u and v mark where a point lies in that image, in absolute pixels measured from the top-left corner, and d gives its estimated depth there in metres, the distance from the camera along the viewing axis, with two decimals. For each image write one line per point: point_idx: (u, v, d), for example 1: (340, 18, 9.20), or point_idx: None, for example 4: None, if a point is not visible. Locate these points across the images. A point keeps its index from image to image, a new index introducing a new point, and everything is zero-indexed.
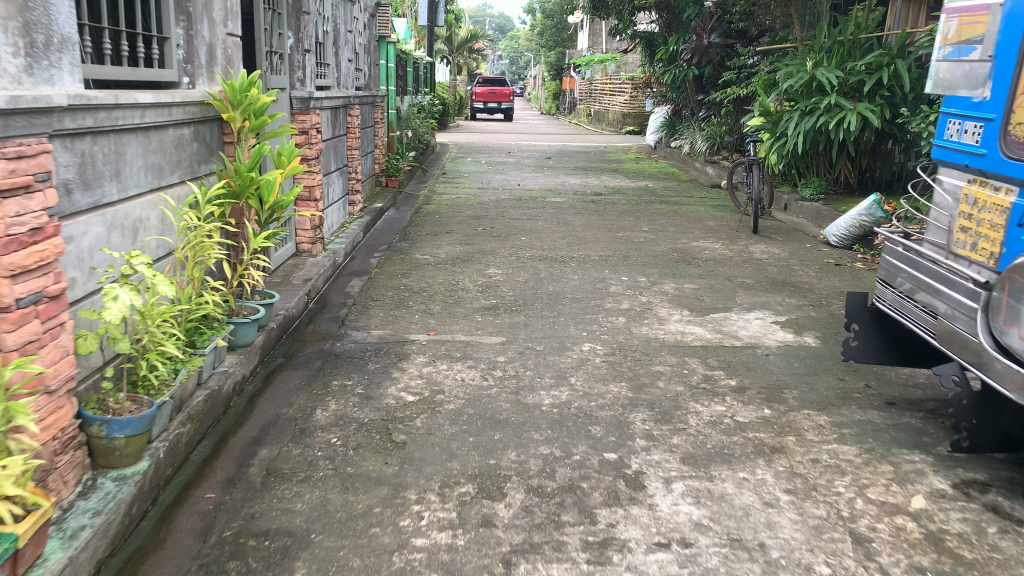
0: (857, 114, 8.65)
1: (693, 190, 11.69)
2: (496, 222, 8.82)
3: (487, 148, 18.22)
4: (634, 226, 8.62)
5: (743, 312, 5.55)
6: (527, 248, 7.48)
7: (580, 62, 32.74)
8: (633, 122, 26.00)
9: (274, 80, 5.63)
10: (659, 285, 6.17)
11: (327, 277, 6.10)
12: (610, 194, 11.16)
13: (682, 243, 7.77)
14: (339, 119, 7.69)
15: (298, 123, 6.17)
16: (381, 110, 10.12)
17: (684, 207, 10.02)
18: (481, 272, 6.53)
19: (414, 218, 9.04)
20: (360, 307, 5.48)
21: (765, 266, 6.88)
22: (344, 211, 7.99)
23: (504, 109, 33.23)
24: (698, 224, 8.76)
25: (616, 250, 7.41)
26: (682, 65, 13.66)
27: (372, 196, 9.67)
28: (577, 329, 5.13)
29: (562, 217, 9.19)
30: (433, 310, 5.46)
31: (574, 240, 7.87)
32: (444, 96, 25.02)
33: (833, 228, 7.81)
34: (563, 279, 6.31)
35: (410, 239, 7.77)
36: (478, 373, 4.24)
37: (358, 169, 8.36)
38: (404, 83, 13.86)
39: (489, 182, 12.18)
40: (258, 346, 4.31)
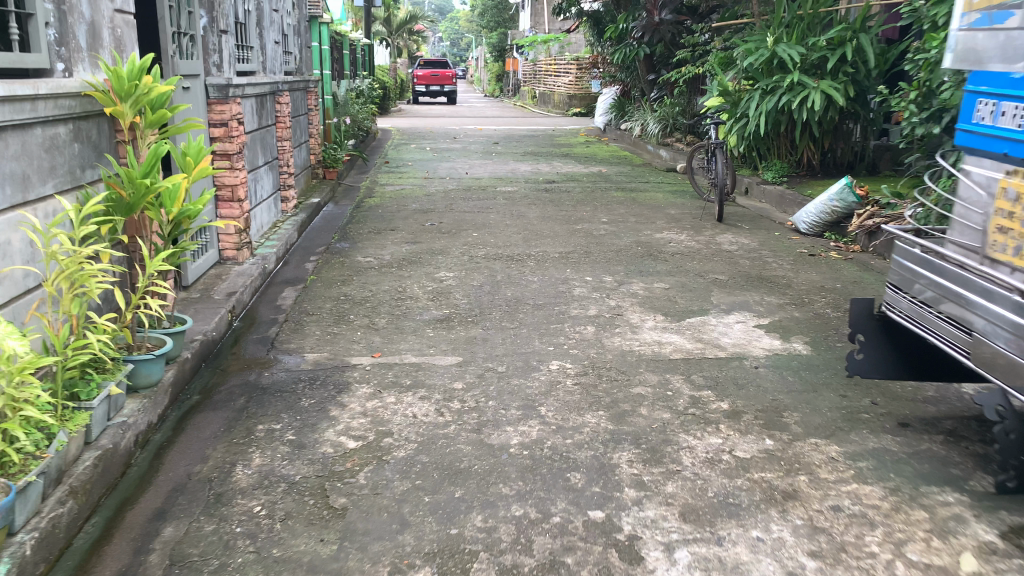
0: (821, 93, 8.23)
1: (649, 175, 11.20)
2: (444, 217, 8.17)
3: (431, 133, 17.48)
4: (592, 217, 8.07)
5: (721, 315, 5.04)
6: (480, 245, 6.86)
7: (523, 43, 32.09)
8: (579, 103, 25.49)
9: (184, 66, 4.88)
10: (628, 285, 5.63)
11: (256, 289, 5.39)
12: (563, 181, 10.59)
13: (645, 235, 7.25)
14: (267, 108, 6.93)
15: (216, 114, 5.44)
16: (314, 97, 9.34)
17: (642, 194, 9.50)
18: (430, 275, 5.89)
19: (354, 213, 8.31)
20: (293, 323, 4.80)
21: (736, 260, 6.40)
22: (276, 210, 7.24)
23: (447, 92, 32.37)
24: (660, 213, 8.25)
25: (576, 245, 6.85)
26: (632, 44, 13.10)
27: (308, 191, 8.90)
28: (542, 342, 4.54)
29: (515, 209, 8.59)
30: (377, 324, 4.81)
31: (529, 235, 7.28)
32: (384, 79, 24.08)
33: (802, 216, 7.39)
34: (522, 282, 5.72)
35: (350, 239, 7.07)
36: (432, 406, 3.63)
37: (290, 163, 7.61)
38: (340, 67, 13.03)
39: (434, 170, 11.48)
40: (168, 384, 3.62)
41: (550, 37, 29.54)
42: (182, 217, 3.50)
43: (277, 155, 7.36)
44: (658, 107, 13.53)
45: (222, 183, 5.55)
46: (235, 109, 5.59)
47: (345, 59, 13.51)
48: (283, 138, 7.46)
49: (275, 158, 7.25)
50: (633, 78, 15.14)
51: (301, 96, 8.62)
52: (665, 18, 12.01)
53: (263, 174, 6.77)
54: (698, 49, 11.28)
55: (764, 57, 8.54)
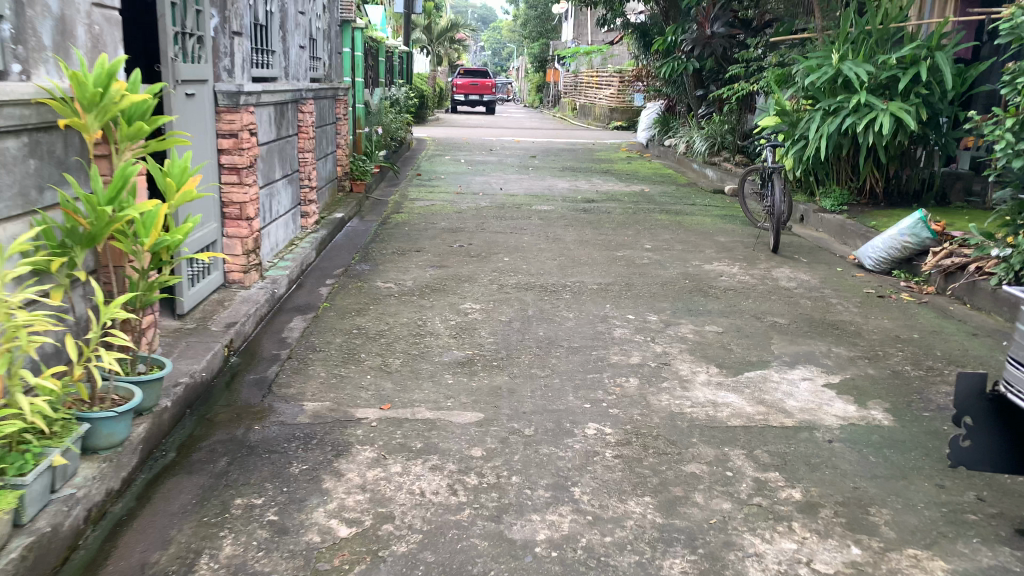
0: (891, 115, 7.54)
1: (694, 196, 10.54)
2: (474, 237, 7.61)
3: (466, 144, 16.99)
4: (634, 243, 7.46)
5: (784, 370, 4.40)
6: (511, 272, 6.29)
7: (565, 54, 31.57)
8: (620, 117, 24.86)
9: (187, 70, 4.40)
10: (675, 327, 5.00)
11: (260, 317, 4.88)
12: (603, 201, 9.99)
13: (693, 266, 6.62)
14: (287, 117, 6.46)
15: (225, 124, 4.97)
16: (343, 106, 8.86)
17: (688, 218, 8.87)
18: (455, 307, 5.33)
19: (378, 231, 7.78)
20: (297, 361, 4.26)
21: (797, 300, 5.76)
22: (294, 226, 6.75)
23: (485, 103, 31.95)
24: (708, 240, 7.62)
25: (617, 275, 6.25)
26: (680, 57, 12.42)
27: (331, 204, 8.41)
28: (577, 396, 3.94)
29: (551, 230, 8.00)
30: (391, 365, 4.25)
31: (566, 262, 6.69)
32: (422, 88, 23.72)
33: (868, 250, 6.69)
34: (556, 319, 5.12)
35: (371, 260, 6.53)
36: (444, 480, 3.04)
37: (312, 175, 7.13)
38: (375, 75, 12.59)
39: (468, 185, 10.97)
40: (139, 440, 3.09)
41: (592, 49, 28.91)
42: (159, 248, 3.06)
43: (298, 168, 6.87)
44: (707, 125, 12.89)
45: (230, 199, 5.07)
46: (247, 119, 5.12)
47: (380, 67, 13.09)
48: (305, 149, 6.97)
49: (296, 171, 6.79)
50: (679, 92, 14.48)
51: (328, 105, 8.15)
52: (717, 30, 11.43)
53: (280, 188, 6.29)
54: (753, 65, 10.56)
55: (827, 74, 7.86)
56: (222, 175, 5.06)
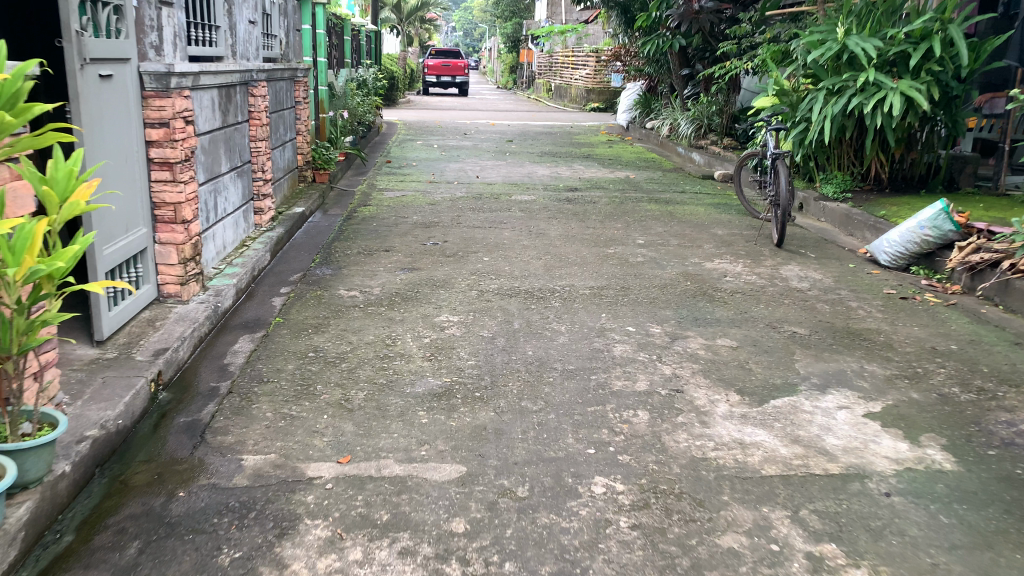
0: (901, 95, 6.93)
1: (682, 183, 9.89)
2: (449, 233, 6.90)
3: (438, 128, 16.21)
4: (625, 237, 6.81)
5: (814, 394, 3.77)
6: (492, 275, 5.61)
7: (539, 33, 30.73)
8: (597, 98, 24.14)
9: (101, 45, 3.62)
10: (682, 342, 4.36)
11: (198, 339, 4.16)
12: (587, 188, 9.32)
13: (692, 264, 5.98)
14: (235, 101, 5.68)
15: (153, 110, 4.18)
16: (303, 88, 8.08)
17: (679, 207, 8.23)
18: (429, 321, 4.64)
19: (343, 227, 7.04)
20: (239, 398, 3.56)
21: (813, 304, 5.14)
22: (246, 225, 6.00)
23: (458, 84, 31.06)
24: (705, 233, 6.99)
25: (610, 277, 5.59)
26: (666, 33, 11.70)
27: (292, 197, 7.65)
28: (578, 436, 3.28)
29: (533, 224, 7.31)
30: (353, 401, 3.56)
31: (552, 261, 6.01)
32: (391, 68, 22.81)
33: (883, 245, 6.08)
34: (545, 333, 4.44)
35: (333, 263, 5.80)
36: (417, 572, 2.38)
37: (266, 166, 6.36)
38: (339, 54, 11.76)
39: (441, 172, 10.25)
40: (18, 527, 2.38)
41: (566, 28, 28.09)
42: (37, 279, 2.31)
43: (249, 158, 6.11)
44: (694, 106, 12.23)
45: (162, 199, 4.32)
46: (182, 104, 4.35)
47: (346, 46, 12.24)
48: (258, 137, 6.20)
49: (247, 162, 6.04)
50: (662, 72, 13.79)
51: (285, 87, 7.36)
52: (705, 5, 10.80)
53: (227, 182, 5.54)
54: (746, 42, 9.88)
55: (833, 50, 7.21)
56: (152, 171, 4.29)
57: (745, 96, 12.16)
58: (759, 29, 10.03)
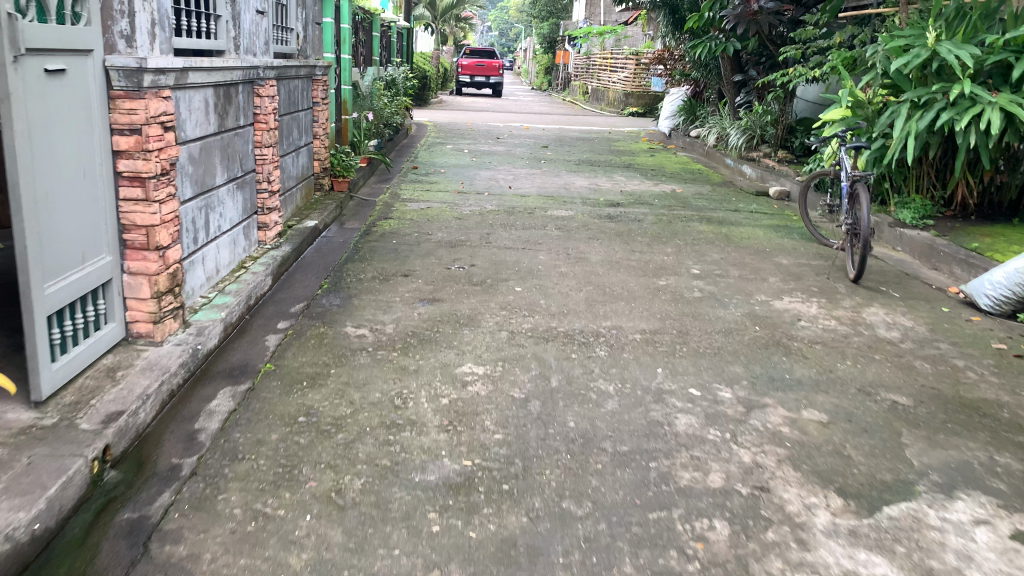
0: (1000, 110, 6.01)
1: (735, 200, 9.03)
2: (477, 255, 6.13)
3: (471, 131, 15.47)
4: (678, 266, 5.99)
5: (941, 499, 2.91)
6: (525, 312, 4.81)
7: (577, 34, 29.90)
8: (635, 102, 23.21)
9: (46, 33, 2.91)
10: (760, 413, 3.55)
11: (168, 395, 3.43)
12: (631, 204, 8.50)
13: (759, 303, 5.17)
14: (234, 102, 4.97)
15: (121, 114, 3.46)
16: (322, 88, 7.38)
17: (736, 231, 7.39)
18: (448, 374, 3.85)
19: (358, 245, 6.31)
20: (203, 485, 2.81)
21: (911, 361, 4.28)
22: (246, 243, 5.29)
23: (492, 84, 30.29)
24: (769, 264, 6.16)
25: (664, 317, 4.79)
26: (719, 36, 10.81)
27: (305, 208, 6.94)
28: (638, 563, 2.46)
29: (571, 247, 6.51)
30: (346, 493, 2.78)
31: (595, 294, 5.21)
32: (423, 66, 22.11)
33: (985, 287, 5.17)
34: (590, 395, 3.65)
35: (343, 292, 5.05)
36: None
37: (272, 176, 5.64)
38: (367, 52, 11.06)
39: (472, 181, 9.50)
40: None
41: (605, 29, 27.17)
42: None
43: (252, 167, 5.39)
44: (747, 114, 11.40)
45: (132, 221, 3.60)
46: (160, 107, 3.62)
47: (374, 43, 11.54)
48: (265, 143, 5.49)
49: (250, 171, 5.34)
50: (711, 77, 12.87)
51: (298, 87, 6.65)
52: (766, 5, 9.66)
53: (224, 196, 4.82)
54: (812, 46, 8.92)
55: (920, 58, 6.27)
56: (121, 189, 3.57)
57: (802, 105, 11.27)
58: (828, 32, 9.09)
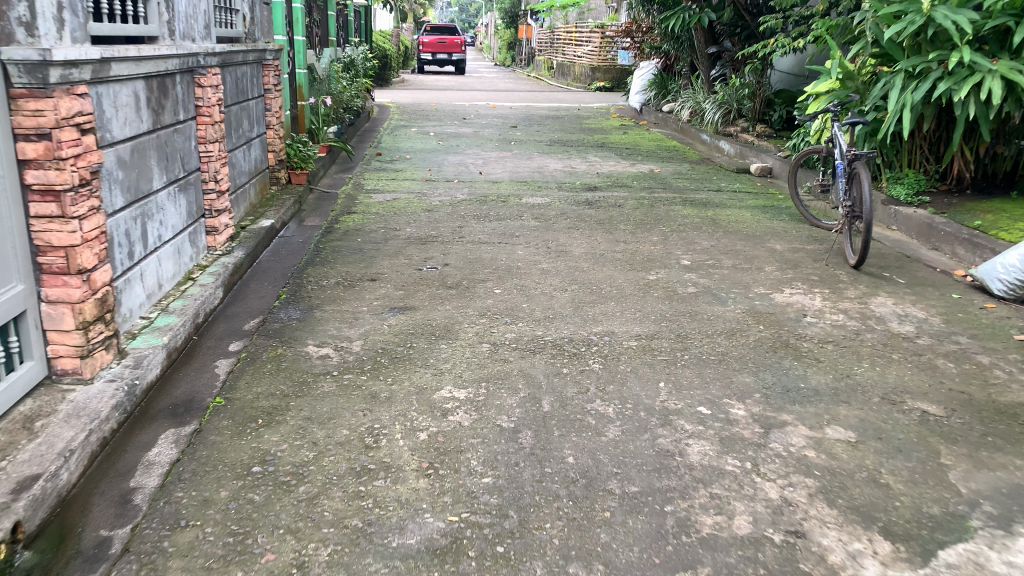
0: (1000, 79, 5.64)
1: (716, 179, 8.64)
2: (450, 252, 5.65)
3: (436, 112, 14.89)
4: (667, 257, 5.58)
5: (1001, 537, 2.53)
6: (507, 318, 4.36)
7: (539, 8, 29.25)
8: (602, 77, 22.70)
9: None
10: (779, 434, 3.15)
11: (98, 445, 2.94)
12: (609, 187, 8.07)
13: (758, 297, 4.77)
14: (171, 94, 4.42)
15: (24, 117, 2.90)
16: (274, 73, 6.81)
17: (723, 214, 7.00)
18: (424, 400, 3.39)
19: (320, 245, 5.80)
20: (137, 568, 2.35)
21: (933, 360, 3.91)
22: (193, 250, 4.76)
23: (454, 62, 29.54)
24: (763, 251, 5.77)
25: (659, 319, 4.37)
26: (692, 6, 10.31)
27: (261, 206, 6.39)
28: None
29: (550, 240, 6.07)
30: (309, 569, 2.35)
31: (581, 294, 4.77)
32: (383, 45, 21.35)
33: (997, 271, 4.82)
34: (588, 419, 3.22)
35: (303, 302, 4.55)
36: None
37: (220, 175, 5.09)
38: (322, 33, 10.44)
39: (440, 167, 9.00)
40: None
41: (568, 2, 26.56)
42: None
43: (196, 166, 4.83)
44: (722, 88, 11.03)
45: (47, 242, 3.06)
46: (75, 106, 3.06)
47: (330, 23, 10.92)
48: (211, 138, 4.94)
49: (194, 170, 4.80)
50: (682, 50, 12.45)
51: (245, 73, 6.06)
52: None
53: (164, 201, 4.27)
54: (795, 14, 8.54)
55: (915, 24, 5.87)
56: (31, 204, 3.02)
57: (778, 77, 10.94)
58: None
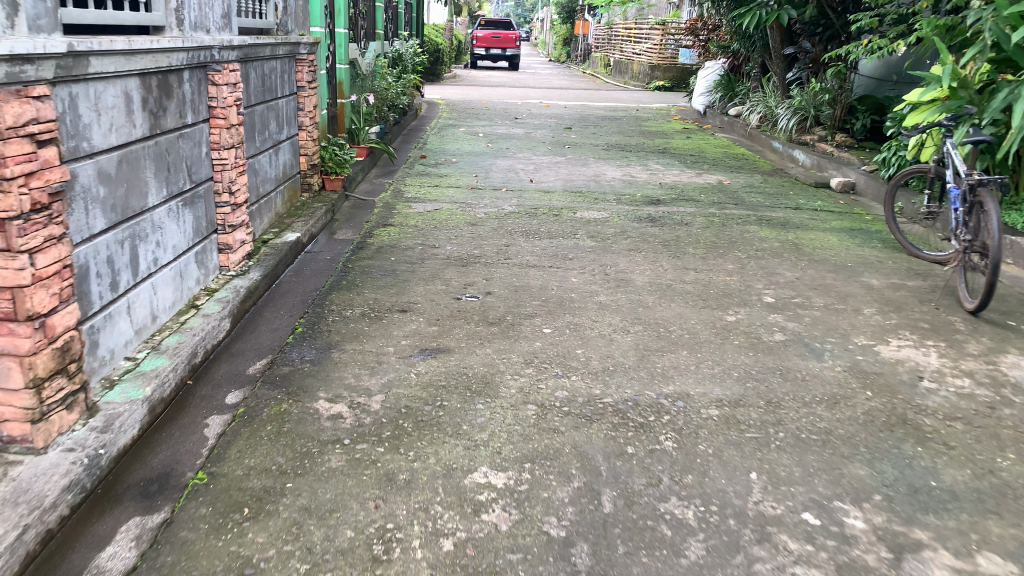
0: None
1: (792, 194, 7.81)
2: (494, 278, 4.97)
3: (488, 110, 14.27)
4: (747, 292, 4.81)
5: None
6: (558, 369, 3.66)
7: (597, 3, 28.42)
8: (661, 75, 21.75)
9: None
10: (916, 564, 2.39)
11: (36, 542, 2.29)
12: (674, 202, 7.31)
13: (860, 350, 3.99)
14: (176, 93, 3.80)
15: None
16: (308, 69, 6.21)
17: (805, 239, 6.18)
18: (451, 487, 2.70)
19: (348, 263, 5.16)
20: None
21: None
22: (199, 273, 4.16)
23: (508, 57, 28.89)
24: (859, 288, 4.96)
25: (743, 377, 3.64)
26: (769, 2, 9.36)
27: (289, 217, 5.79)
28: None
29: (608, 265, 5.34)
30: None
31: (646, 339, 4.05)
32: (436, 39, 20.81)
33: None
34: (661, 529, 2.50)
35: (320, 339, 3.90)
36: None
37: (235, 186, 4.48)
38: (369, 25, 9.87)
39: (489, 173, 8.34)
40: None
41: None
42: None
43: (206, 176, 4.22)
44: (798, 91, 10.18)
45: None
46: (29, 110, 2.44)
47: (379, 15, 10.36)
48: (226, 144, 4.33)
49: (204, 180, 4.19)
50: (754, 50, 11.58)
51: (272, 68, 5.44)
52: None
53: (160, 219, 3.66)
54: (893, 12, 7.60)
55: None
56: None
57: (861, 81, 10.03)
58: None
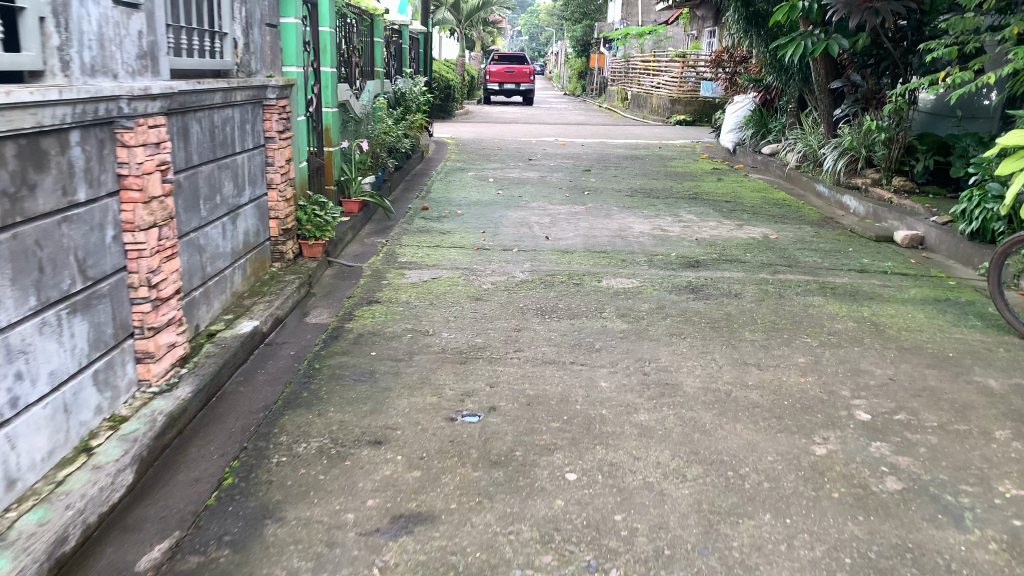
0: None
1: (852, 251, 6.68)
2: (501, 383, 3.86)
3: (500, 150, 13.29)
4: (832, 406, 3.67)
5: None
6: (589, 552, 2.53)
7: (613, 36, 27.60)
8: (683, 109, 20.67)
9: None
10: None
11: None
12: (717, 264, 6.19)
13: (1016, 511, 2.82)
14: (54, 163, 2.74)
15: None
16: (278, 117, 5.20)
17: (885, 315, 5.04)
18: None
19: (316, 360, 4.07)
20: None
21: None
22: (101, 399, 3.08)
23: (522, 93, 28.10)
24: (977, 395, 3.80)
25: (860, 568, 2.48)
26: (815, 32, 8.29)
27: (250, 298, 4.73)
28: None
29: (646, 360, 4.21)
30: None
31: (711, 492, 2.91)
32: (446, 75, 20.00)
33: None
34: None
35: (254, 498, 2.81)
36: None
37: (158, 275, 3.41)
38: (365, 62, 8.91)
39: (500, 227, 7.29)
40: None
41: (645, 30, 24.84)
42: None
43: (114, 268, 3.17)
44: (846, 129, 9.13)
45: None
46: None
47: (378, 51, 9.42)
48: (143, 224, 3.28)
49: (109, 274, 3.13)
50: (793, 83, 10.55)
51: (224, 118, 4.42)
52: None
53: (24, 341, 2.58)
54: (975, 40, 6.49)
55: None
56: None
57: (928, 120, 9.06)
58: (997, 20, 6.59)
